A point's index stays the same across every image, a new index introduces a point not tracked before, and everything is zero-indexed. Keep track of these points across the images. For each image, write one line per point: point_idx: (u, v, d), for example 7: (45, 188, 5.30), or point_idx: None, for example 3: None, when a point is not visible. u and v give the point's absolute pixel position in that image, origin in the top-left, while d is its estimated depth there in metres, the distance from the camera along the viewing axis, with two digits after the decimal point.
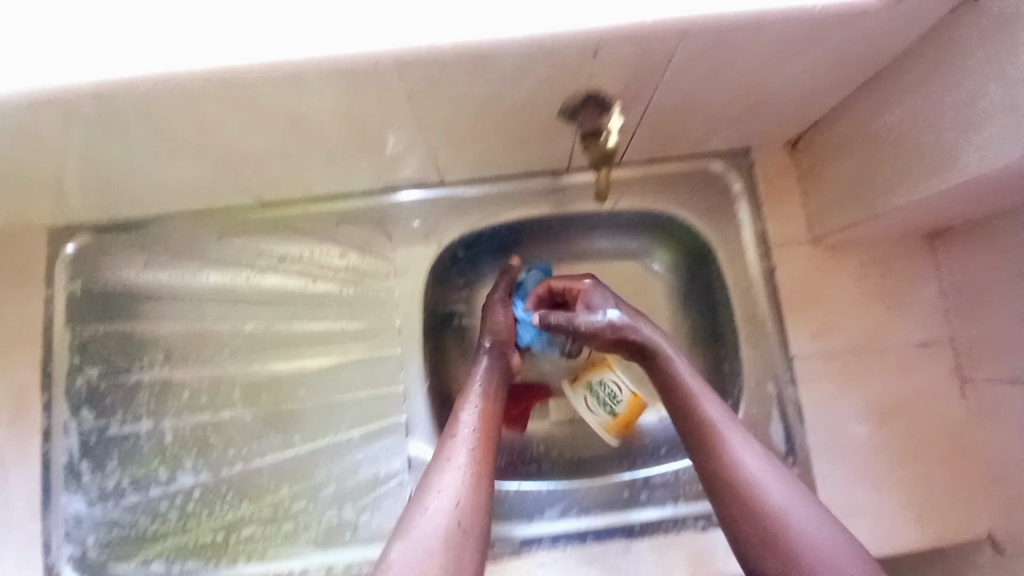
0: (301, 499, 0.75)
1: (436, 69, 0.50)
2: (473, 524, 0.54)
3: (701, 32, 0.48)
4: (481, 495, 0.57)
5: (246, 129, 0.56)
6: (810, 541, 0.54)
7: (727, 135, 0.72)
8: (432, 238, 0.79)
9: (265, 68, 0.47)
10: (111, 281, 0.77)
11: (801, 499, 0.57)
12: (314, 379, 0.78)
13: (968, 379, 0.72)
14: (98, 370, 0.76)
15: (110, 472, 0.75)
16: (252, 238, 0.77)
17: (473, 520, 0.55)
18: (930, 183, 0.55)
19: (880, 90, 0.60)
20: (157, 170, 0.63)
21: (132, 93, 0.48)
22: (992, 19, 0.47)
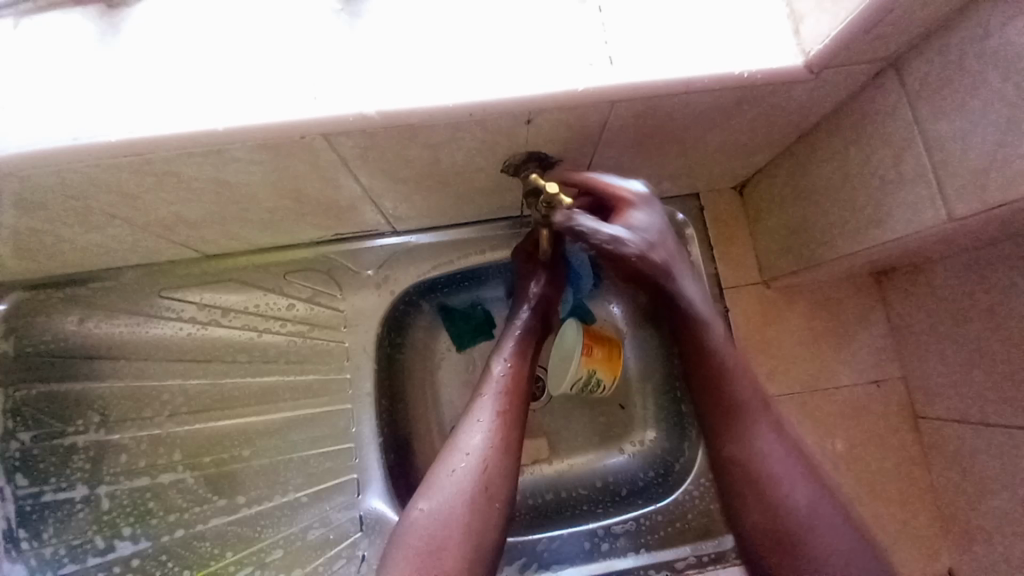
0: (247, 565, 0.72)
1: (365, 139, 0.49)
2: (493, 490, 0.59)
3: (628, 99, 0.48)
4: (506, 465, 0.60)
5: (173, 196, 0.54)
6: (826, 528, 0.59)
7: (674, 183, 0.72)
8: (384, 286, 0.77)
9: (183, 140, 0.45)
10: (45, 337, 0.72)
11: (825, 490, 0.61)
12: (260, 437, 0.76)
13: (921, 417, 0.72)
14: (32, 434, 0.72)
15: (47, 540, 0.71)
16: (196, 290, 0.75)
17: (493, 486, 0.59)
18: (867, 237, 0.56)
19: (814, 144, 0.60)
20: (85, 234, 0.60)
21: (46, 170, 0.46)
22: (911, 85, 0.48)
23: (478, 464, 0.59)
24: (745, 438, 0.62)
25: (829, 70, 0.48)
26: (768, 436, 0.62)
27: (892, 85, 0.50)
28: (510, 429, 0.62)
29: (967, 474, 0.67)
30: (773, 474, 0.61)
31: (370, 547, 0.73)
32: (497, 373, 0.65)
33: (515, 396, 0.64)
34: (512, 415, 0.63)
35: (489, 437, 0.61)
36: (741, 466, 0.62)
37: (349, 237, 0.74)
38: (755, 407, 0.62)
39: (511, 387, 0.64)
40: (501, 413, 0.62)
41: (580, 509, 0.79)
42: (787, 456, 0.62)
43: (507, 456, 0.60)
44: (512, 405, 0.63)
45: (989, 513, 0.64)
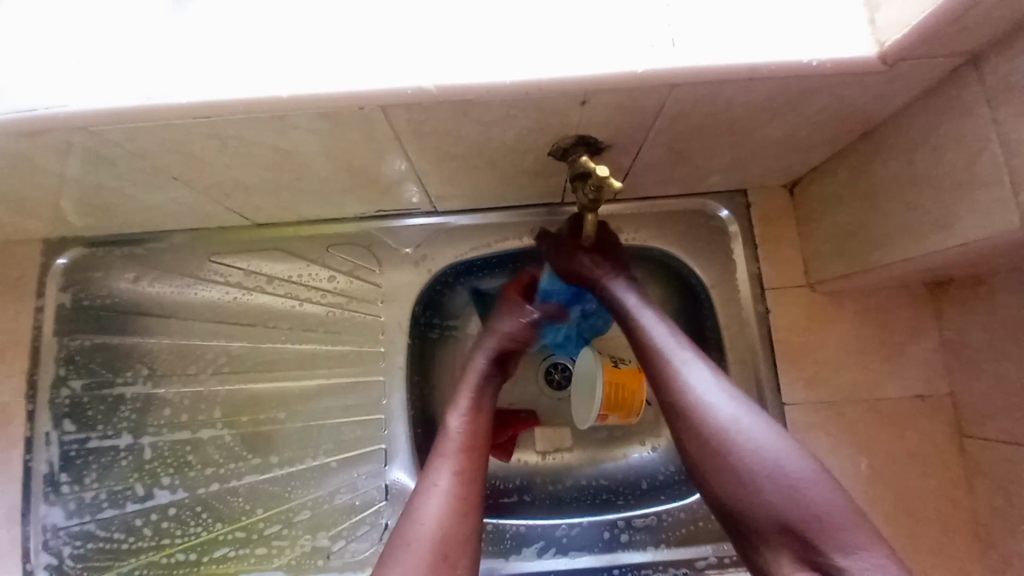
0: (276, 523, 0.75)
1: (419, 113, 0.49)
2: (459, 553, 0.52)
3: (689, 84, 0.47)
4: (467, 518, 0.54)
5: (231, 161, 0.56)
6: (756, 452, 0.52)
7: (723, 177, 0.70)
8: (421, 265, 0.78)
9: (247, 105, 0.47)
10: (102, 293, 0.76)
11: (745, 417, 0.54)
12: (295, 401, 0.78)
13: (966, 436, 0.69)
14: (83, 382, 0.75)
15: (89, 484, 0.75)
16: (243, 256, 0.77)
17: (455, 543, 0.52)
18: (928, 243, 0.54)
19: (878, 143, 0.58)
20: (148, 194, 0.63)
21: (119, 127, 0.48)
22: (992, 83, 0.45)
23: (435, 514, 0.53)
24: (669, 371, 0.58)
25: (904, 63, 0.46)
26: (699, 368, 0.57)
27: (971, 82, 0.47)
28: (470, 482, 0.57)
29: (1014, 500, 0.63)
30: (704, 403, 0.55)
31: (392, 517, 0.75)
32: (454, 428, 0.62)
33: (475, 449, 0.60)
34: (471, 466, 0.58)
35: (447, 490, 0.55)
36: (674, 399, 0.57)
37: (384, 215, 0.76)
38: (672, 343, 0.60)
39: (467, 440, 0.61)
40: (459, 467, 0.58)
41: (599, 499, 0.79)
42: (714, 391, 0.56)
43: (468, 508, 0.55)
44: (470, 459, 0.59)
45: None
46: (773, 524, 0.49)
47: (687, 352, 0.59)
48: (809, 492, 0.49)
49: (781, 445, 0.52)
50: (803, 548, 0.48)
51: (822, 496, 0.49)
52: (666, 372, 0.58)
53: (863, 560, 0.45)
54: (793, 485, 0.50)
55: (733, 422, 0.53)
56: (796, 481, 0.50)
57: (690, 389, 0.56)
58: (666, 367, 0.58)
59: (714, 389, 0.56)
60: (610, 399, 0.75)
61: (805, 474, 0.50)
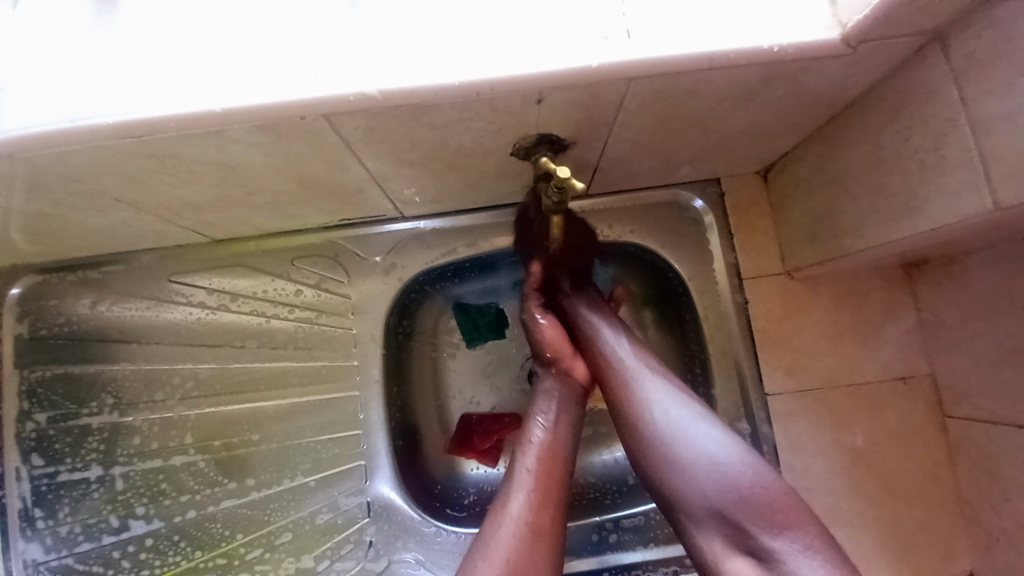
0: (257, 547, 0.74)
1: (365, 120, 0.47)
2: None
3: (646, 76, 0.45)
4: (540, 560, 0.52)
5: (176, 180, 0.53)
6: (692, 446, 0.52)
7: (694, 167, 0.68)
8: (391, 273, 0.76)
9: (181, 122, 0.44)
10: (58, 321, 0.73)
11: (687, 413, 0.54)
12: (268, 422, 0.76)
13: (948, 416, 0.68)
14: (47, 415, 0.73)
15: (63, 519, 0.72)
16: (206, 274, 0.74)
17: (536, 535, 0.53)
18: (899, 227, 0.52)
19: (846, 126, 0.57)
20: (93, 218, 0.60)
21: (45, 152, 0.45)
22: (956, 60, 0.44)
23: (506, 558, 0.52)
24: (627, 392, 0.57)
25: (867, 43, 0.45)
26: (645, 369, 0.58)
27: (936, 60, 0.46)
28: (545, 518, 0.54)
29: (996, 478, 0.63)
30: (628, 383, 0.58)
31: (377, 533, 0.73)
32: (528, 456, 0.59)
33: (549, 478, 0.57)
34: (547, 500, 0.56)
35: (518, 527, 0.53)
36: (620, 403, 0.57)
37: (357, 223, 0.74)
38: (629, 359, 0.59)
39: (541, 473, 0.57)
40: (534, 497, 0.56)
41: (587, 499, 0.77)
42: (658, 395, 0.56)
43: (541, 552, 0.53)
44: (545, 490, 0.56)
45: (1018, 519, 0.61)
46: (713, 514, 0.49)
47: (643, 364, 0.59)
48: (719, 473, 0.50)
49: (733, 450, 0.51)
50: (743, 540, 0.48)
51: (777, 504, 0.48)
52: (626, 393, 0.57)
53: (784, 541, 0.46)
54: (734, 488, 0.49)
55: (645, 393, 0.56)
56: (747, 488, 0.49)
57: (646, 406, 0.55)
58: (625, 388, 0.57)
59: (669, 401, 0.55)
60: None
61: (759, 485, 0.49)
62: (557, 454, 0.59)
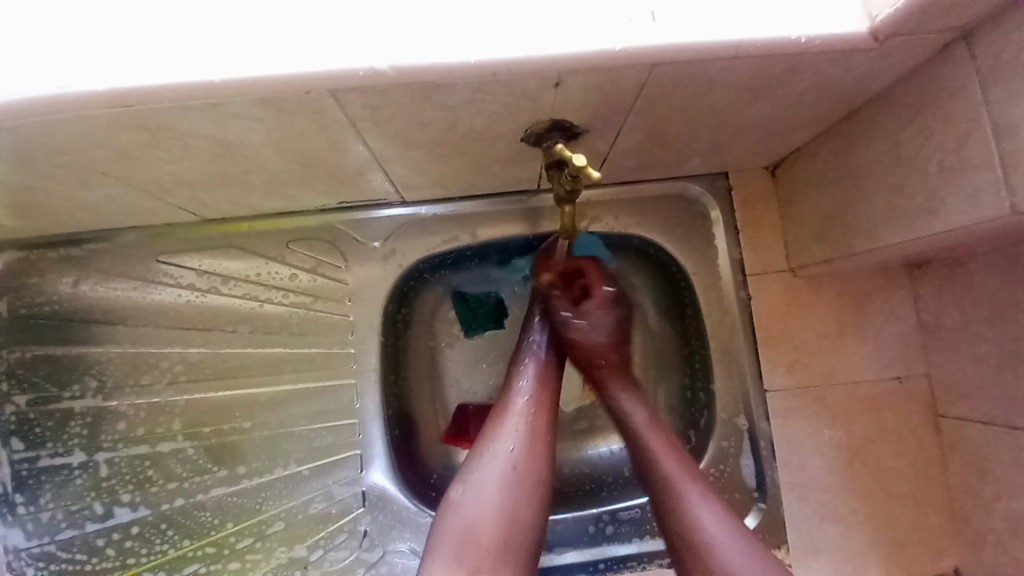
0: (247, 537, 0.72)
1: (374, 98, 0.44)
2: (518, 535, 0.52)
3: (669, 62, 0.44)
4: (539, 450, 0.57)
5: (169, 155, 0.50)
6: None
7: (704, 159, 0.67)
8: (391, 259, 0.74)
9: (177, 92, 0.41)
10: (39, 301, 0.69)
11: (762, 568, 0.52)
12: (260, 409, 0.74)
13: (942, 415, 0.69)
14: (27, 398, 0.70)
15: (44, 505, 0.70)
16: (196, 255, 0.71)
17: (536, 441, 0.58)
18: (912, 228, 0.52)
19: (863, 123, 0.56)
20: (78, 192, 0.56)
21: (28, 120, 0.42)
22: (984, 60, 0.43)
23: (510, 461, 0.56)
24: (684, 521, 0.55)
25: (897, 38, 0.43)
26: (714, 508, 0.56)
27: (961, 59, 0.45)
28: (543, 419, 0.60)
29: (986, 477, 0.64)
30: (696, 523, 0.55)
31: (371, 523, 0.72)
32: (527, 370, 0.64)
33: (545, 395, 0.62)
34: (545, 405, 0.61)
35: (520, 425, 0.58)
36: (683, 538, 0.55)
37: (355, 206, 0.71)
38: (687, 479, 0.58)
39: (539, 382, 0.63)
40: (533, 402, 0.61)
41: (582, 490, 0.77)
42: (728, 540, 0.54)
43: (540, 446, 0.57)
44: (543, 398, 0.61)
45: (1005, 517, 0.62)
46: None
47: (702, 486, 0.58)
48: None
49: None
50: None
51: None
52: (682, 519, 0.55)
53: None
54: None
55: (716, 539, 0.54)
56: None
57: (715, 552, 0.53)
58: (682, 515, 0.56)
59: (729, 539, 0.54)
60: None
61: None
62: (552, 367, 0.65)
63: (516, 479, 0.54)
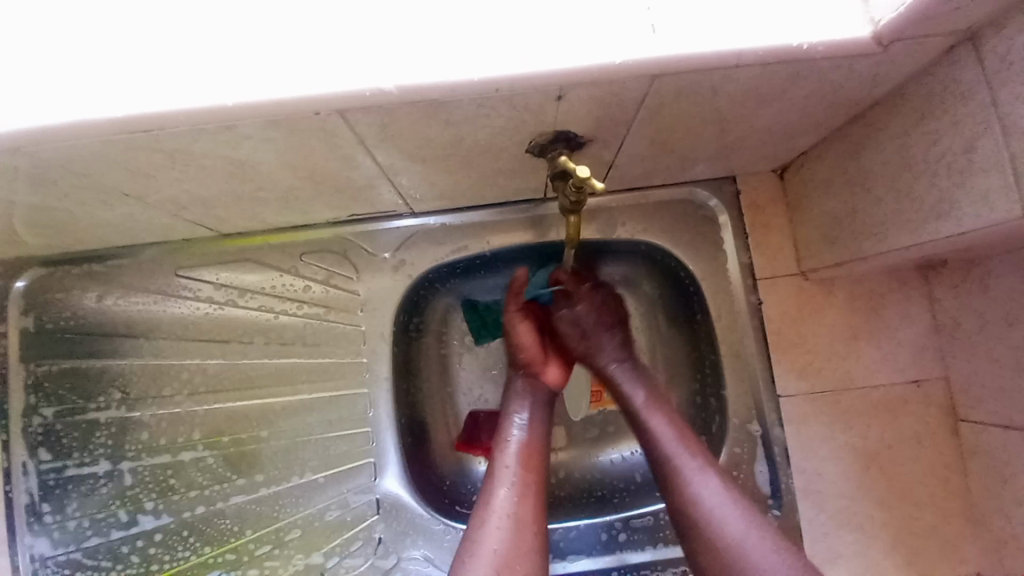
0: (266, 543, 0.74)
1: (379, 115, 0.46)
2: None
3: (670, 73, 0.44)
4: (527, 541, 0.56)
5: (186, 175, 0.52)
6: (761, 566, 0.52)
7: (710, 165, 0.67)
8: (401, 270, 0.75)
9: (191, 116, 0.43)
10: (67, 316, 0.72)
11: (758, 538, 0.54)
12: (276, 418, 0.76)
13: (961, 419, 0.68)
14: (54, 409, 0.72)
15: (71, 513, 0.72)
16: (212, 269, 0.73)
17: (524, 524, 0.57)
18: (924, 232, 0.51)
19: (870, 126, 0.55)
20: (101, 212, 0.59)
21: (53, 146, 0.44)
22: (990, 61, 0.42)
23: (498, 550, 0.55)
24: (684, 495, 0.58)
25: (900, 42, 0.43)
26: (712, 482, 0.58)
27: (968, 61, 0.44)
28: (528, 505, 0.58)
29: (1008, 483, 0.63)
30: (693, 493, 0.58)
31: (385, 531, 0.73)
32: (507, 452, 0.63)
33: (529, 470, 0.61)
34: (530, 488, 0.60)
35: (503, 519, 0.57)
36: (683, 511, 0.58)
37: (365, 218, 0.72)
38: (684, 455, 0.61)
39: (522, 462, 0.62)
40: (516, 490, 0.59)
41: (594, 497, 0.77)
42: (728, 511, 0.56)
43: (528, 538, 0.56)
44: (526, 481, 0.60)
45: None
46: None
47: (699, 460, 0.60)
48: None
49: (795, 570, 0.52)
50: None
51: None
52: (682, 495, 0.58)
53: None
54: None
55: (712, 510, 0.56)
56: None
57: (710, 520, 0.56)
58: (682, 490, 0.59)
59: (730, 509, 0.56)
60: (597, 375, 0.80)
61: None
62: (535, 445, 0.64)
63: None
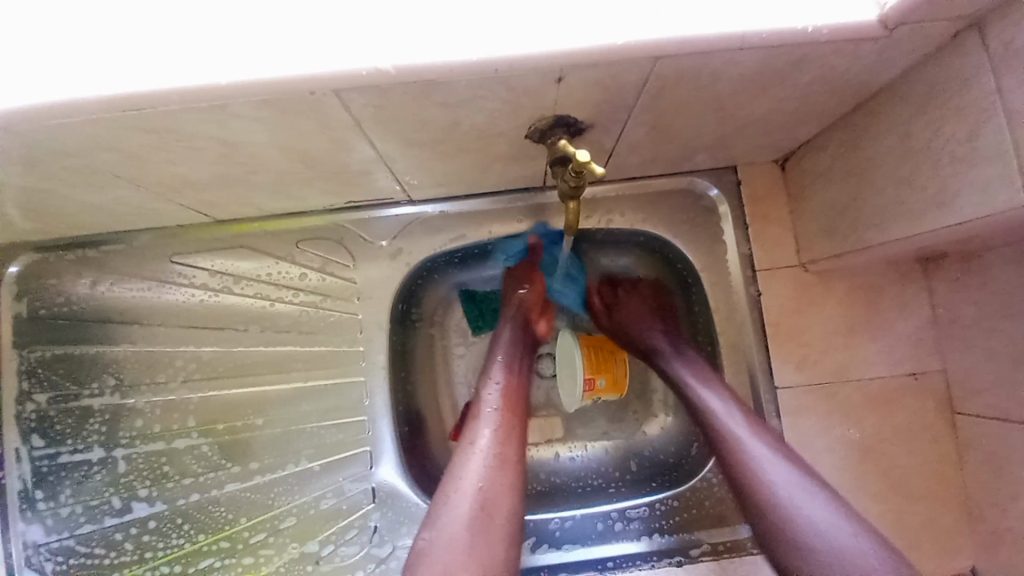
0: (260, 531, 0.73)
1: (378, 97, 0.45)
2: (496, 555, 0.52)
3: (672, 56, 0.43)
4: (505, 481, 0.57)
5: (180, 157, 0.51)
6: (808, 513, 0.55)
7: (710, 154, 0.67)
8: (398, 258, 0.74)
9: (186, 94, 0.42)
10: (60, 301, 0.71)
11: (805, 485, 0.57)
12: (272, 406, 0.75)
13: (958, 412, 0.68)
14: (47, 396, 0.72)
15: (64, 500, 0.72)
16: (207, 256, 0.73)
17: (502, 463, 0.58)
18: (925, 221, 0.51)
19: (873, 115, 0.55)
20: (92, 196, 0.58)
21: (43, 126, 0.44)
22: (995, 46, 0.42)
23: (478, 487, 0.56)
24: (733, 449, 0.61)
25: (905, 27, 0.43)
26: (761, 440, 0.61)
27: (973, 47, 0.43)
28: (508, 447, 0.59)
29: (1005, 476, 0.62)
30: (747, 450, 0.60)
31: (381, 519, 0.73)
32: (491, 397, 0.65)
33: (511, 413, 0.63)
34: (511, 428, 0.61)
35: (486, 456, 0.58)
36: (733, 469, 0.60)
37: (362, 206, 0.71)
38: (736, 418, 0.63)
39: (503, 408, 0.63)
40: (497, 429, 0.61)
41: (590, 487, 0.78)
42: (777, 466, 0.58)
43: (510, 474, 0.57)
44: (506, 423, 0.62)
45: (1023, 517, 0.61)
46: None
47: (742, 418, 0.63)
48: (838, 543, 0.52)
49: (830, 518, 0.54)
50: None
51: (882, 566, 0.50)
52: (731, 450, 0.61)
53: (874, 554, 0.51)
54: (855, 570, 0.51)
55: (763, 468, 0.58)
56: (843, 552, 0.52)
57: (760, 473, 0.58)
58: (732, 445, 0.61)
59: (778, 465, 0.58)
60: (588, 362, 0.75)
61: (847, 544, 0.52)
62: (515, 399, 0.65)
63: (485, 514, 0.54)
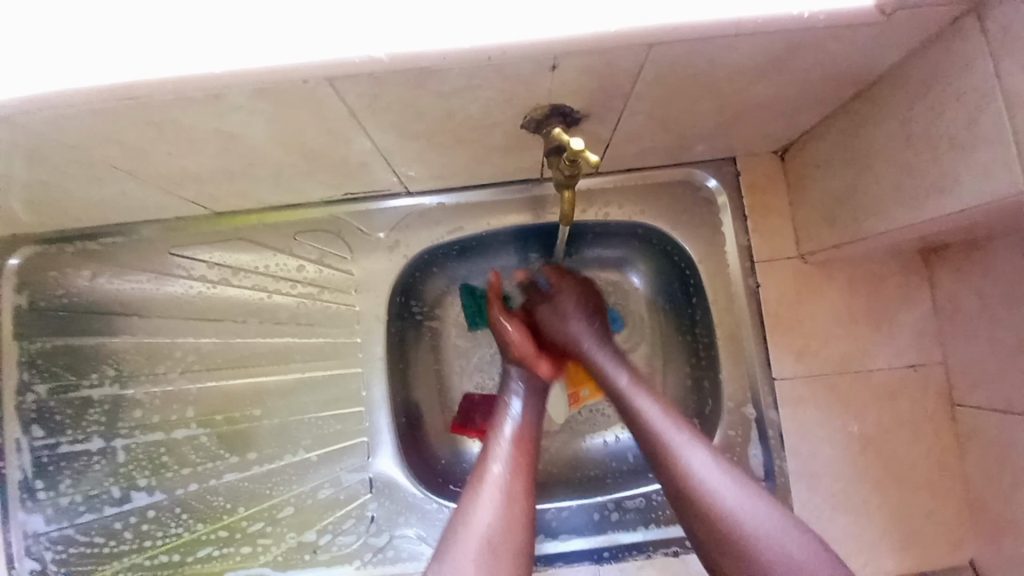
0: (258, 521, 0.74)
1: (372, 84, 0.45)
2: None
3: (668, 42, 0.43)
4: (510, 543, 0.54)
5: (175, 148, 0.52)
6: (752, 528, 0.52)
7: (709, 144, 0.66)
8: (396, 250, 0.74)
9: (178, 83, 0.42)
10: (59, 293, 0.71)
11: (748, 498, 0.54)
12: (270, 397, 0.76)
13: (957, 404, 0.67)
14: (47, 387, 0.72)
15: (64, 490, 0.73)
16: (205, 247, 0.73)
17: (507, 521, 0.55)
18: (924, 210, 0.51)
19: (872, 104, 0.54)
20: (91, 187, 0.58)
21: (38, 116, 0.44)
22: (994, 31, 0.41)
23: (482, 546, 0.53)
24: (671, 461, 0.58)
25: (903, 12, 0.42)
26: (698, 448, 0.58)
27: (972, 33, 0.43)
28: (515, 505, 0.57)
29: (1005, 467, 0.62)
30: (683, 460, 0.57)
31: (378, 509, 0.73)
32: (499, 450, 0.62)
33: (519, 466, 0.60)
34: (519, 483, 0.58)
35: (492, 515, 0.55)
36: (673, 481, 0.57)
37: (360, 198, 0.72)
38: (672, 426, 0.60)
39: (516, 446, 0.62)
40: (504, 486, 0.58)
41: (588, 478, 0.78)
42: (715, 476, 0.56)
43: (513, 533, 0.55)
44: (515, 479, 0.59)
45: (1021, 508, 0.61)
46: None
47: (686, 441, 0.58)
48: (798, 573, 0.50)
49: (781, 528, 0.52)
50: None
51: None
52: (669, 462, 0.58)
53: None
54: None
55: (703, 477, 0.56)
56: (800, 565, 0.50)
57: (698, 485, 0.55)
58: (669, 457, 0.58)
59: (719, 477, 0.56)
60: (571, 376, 0.79)
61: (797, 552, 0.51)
62: (520, 457, 0.61)
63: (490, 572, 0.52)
